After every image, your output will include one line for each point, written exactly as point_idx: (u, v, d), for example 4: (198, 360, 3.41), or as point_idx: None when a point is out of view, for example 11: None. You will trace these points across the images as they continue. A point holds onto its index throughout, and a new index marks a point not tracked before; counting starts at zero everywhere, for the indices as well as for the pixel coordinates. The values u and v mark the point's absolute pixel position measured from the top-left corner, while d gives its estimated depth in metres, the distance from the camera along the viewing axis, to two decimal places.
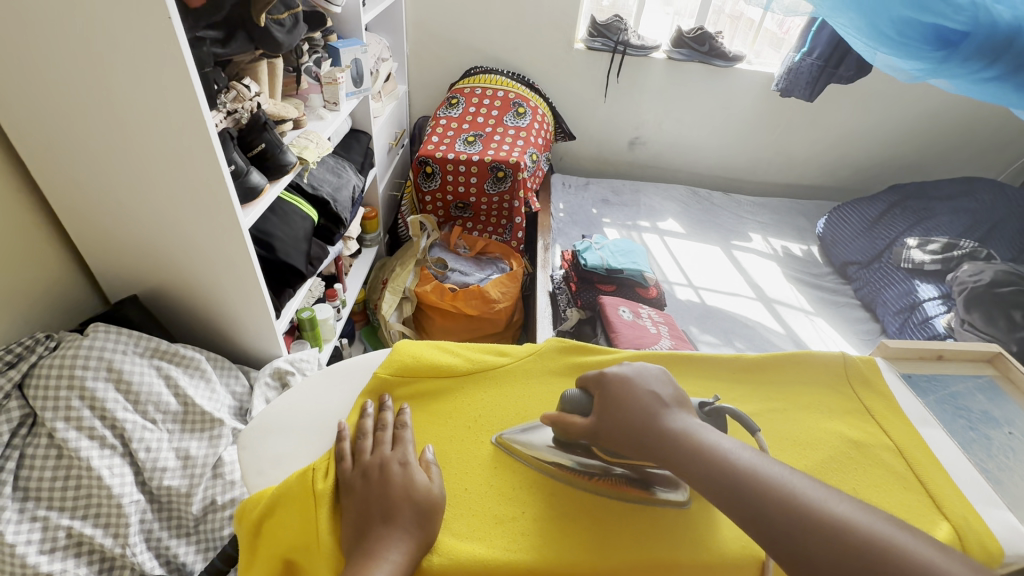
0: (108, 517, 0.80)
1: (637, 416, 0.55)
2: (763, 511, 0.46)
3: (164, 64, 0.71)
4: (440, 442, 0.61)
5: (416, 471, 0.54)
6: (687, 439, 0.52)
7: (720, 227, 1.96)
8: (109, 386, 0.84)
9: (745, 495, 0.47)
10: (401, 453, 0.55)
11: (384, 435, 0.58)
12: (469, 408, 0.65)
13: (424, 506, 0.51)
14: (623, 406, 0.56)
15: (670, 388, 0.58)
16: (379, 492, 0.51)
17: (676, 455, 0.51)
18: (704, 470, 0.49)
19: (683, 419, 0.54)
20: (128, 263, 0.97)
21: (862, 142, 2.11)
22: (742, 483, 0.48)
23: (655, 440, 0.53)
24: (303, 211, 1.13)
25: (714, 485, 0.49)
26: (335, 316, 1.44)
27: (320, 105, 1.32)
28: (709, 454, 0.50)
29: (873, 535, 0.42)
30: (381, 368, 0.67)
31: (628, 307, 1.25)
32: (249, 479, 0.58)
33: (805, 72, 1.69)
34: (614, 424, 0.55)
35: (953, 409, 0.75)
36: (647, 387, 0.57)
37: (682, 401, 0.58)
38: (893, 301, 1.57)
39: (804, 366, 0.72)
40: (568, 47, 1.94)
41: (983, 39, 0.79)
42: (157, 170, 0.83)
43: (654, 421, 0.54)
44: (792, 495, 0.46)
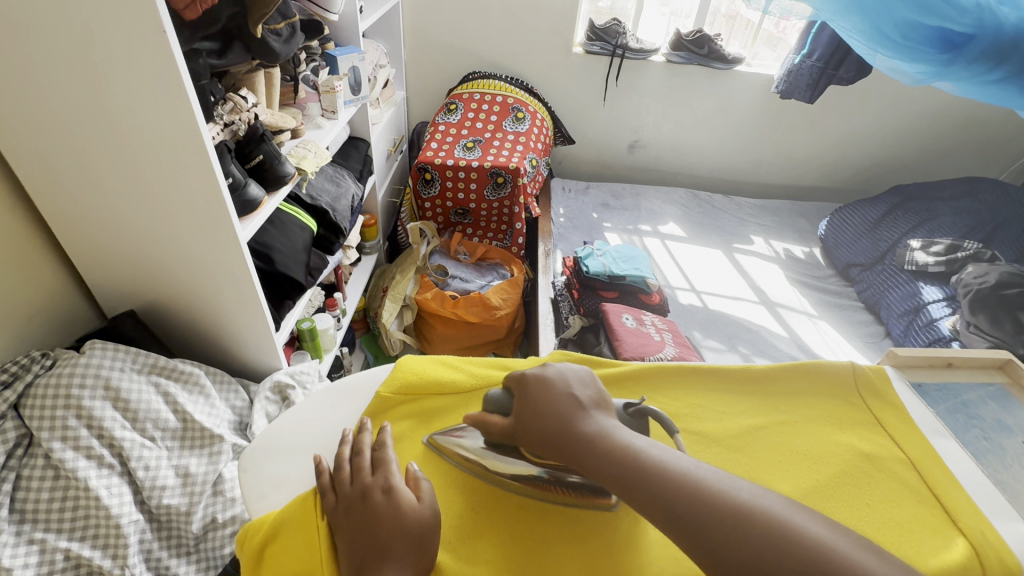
0: (107, 538, 0.78)
1: (553, 418, 0.54)
2: (668, 506, 0.45)
3: (159, 77, 0.70)
4: (434, 458, 0.60)
5: (403, 493, 0.51)
6: (599, 440, 0.51)
7: (721, 230, 1.95)
8: (107, 405, 0.83)
9: (652, 492, 0.46)
10: (384, 478, 0.52)
11: (363, 461, 0.54)
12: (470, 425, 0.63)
13: (417, 531, 0.48)
14: (541, 407, 0.55)
15: (591, 389, 0.57)
16: (367, 523, 0.48)
17: (592, 460, 0.50)
18: (614, 470, 0.48)
19: (598, 420, 0.53)
20: (125, 278, 0.95)
21: (862, 143, 2.10)
22: (650, 481, 0.46)
23: (569, 442, 0.52)
24: (302, 222, 1.11)
25: (623, 485, 0.47)
26: (335, 326, 1.43)
27: (318, 113, 1.29)
28: (620, 454, 0.49)
29: (776, 521, 0.41)
30: (384, 387, 0.65)
31: (632, 314, 1.23)
32: (250, 504, 0.55)
33: (805, 74, 1.68)
34: (532, 426, 0.54)
35: (965, 418, 0.74)
36: (565, 388, 0.56)
37: (604, 401, 0.57)
38: (897, 304, 1.56)
39: (815, 376, 0.71)
40: (567, 51, 1.93)
41: (988, 43, 0.79)
42: (152, 183, 0.81)
43: (569, 423, 0.53)
44: (705, 491, 0.44)
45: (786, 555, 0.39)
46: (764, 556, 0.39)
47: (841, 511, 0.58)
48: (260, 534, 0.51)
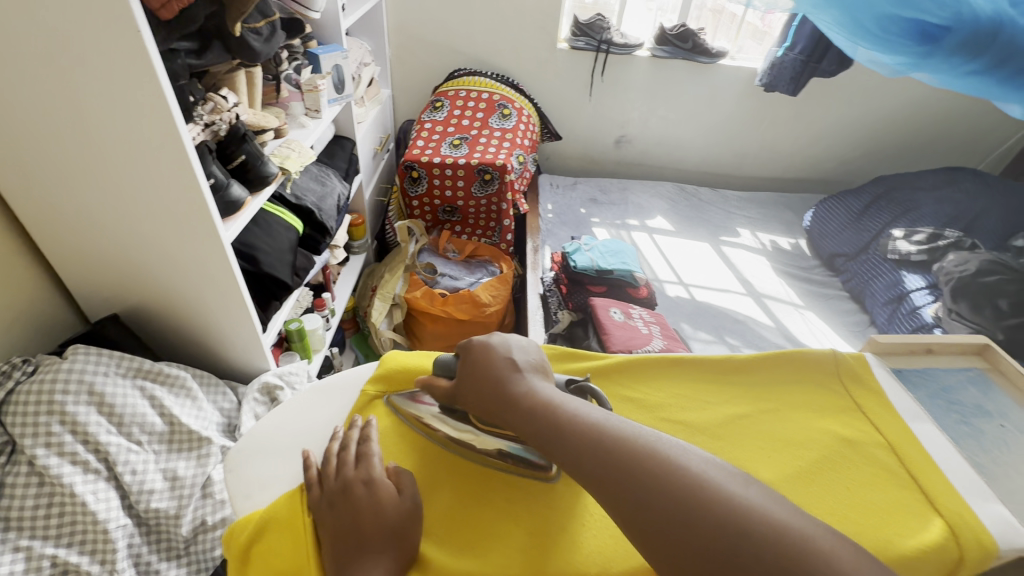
0: (95, 544, 0.78)
1: (489, 379, 0.56)
2: (581, 459, 0.47)
3: (135, 78, 0.69)
4: (419, 447, 0.59)
5: (385, 487, 0.51)
6: (528, 399, 0.52)
7: (708, 223, 1.97)
8: (91, 410, 0.82)
9: (569, 446, 0.48)
10: (365, 471, 0.52)
11: (348, 454, 0.54)
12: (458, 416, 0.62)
13: (398, 523, 0.49)
14: (479, 371, 0.57)
15: (532, 356, 0.58)
16: (349, 517, 0.49)
17: (520, 421, 0.52)
18: (537, 426, 0.51)
19: (530, 381, 0.55)
20: (108, 281, 0.94)
21: (845, 135, 2.12)
22: (569, 436, 0.49)
23: (500, 402, 0.54)
24: (287, 222, 1.11)
25: (545, 443, 0.50)
26: (324, 326, 1.43)
27: (302, 113, 1.28)
28: (546, 412, 0.51)
29: (678, 468, 0.44)
30: (368, 385, 0.65)
31: (619, 308, 1.24)
32: (236, 504, 0.54)
33: (788, 67, 1.70)
34: (469, 388, 0.57)
35: (946, 404, 0.73)
36: (505, 353, 0.57)
37: (544, 367, 0.58)
38: (881, 293, 1.59)
39: (797, 366, 0.72)
40: (552, 47, 1.94)
41: (968, 33, 0.80)
42: (132, 184, 0.80)
43: (502, 384, 0.55)
44: (617, 448, 0.46)
45: (678, 501, 0.42)
46: (660, 509, 0.42)
47: (821, 495, 0.59)
48: (248, 527, 0.50)
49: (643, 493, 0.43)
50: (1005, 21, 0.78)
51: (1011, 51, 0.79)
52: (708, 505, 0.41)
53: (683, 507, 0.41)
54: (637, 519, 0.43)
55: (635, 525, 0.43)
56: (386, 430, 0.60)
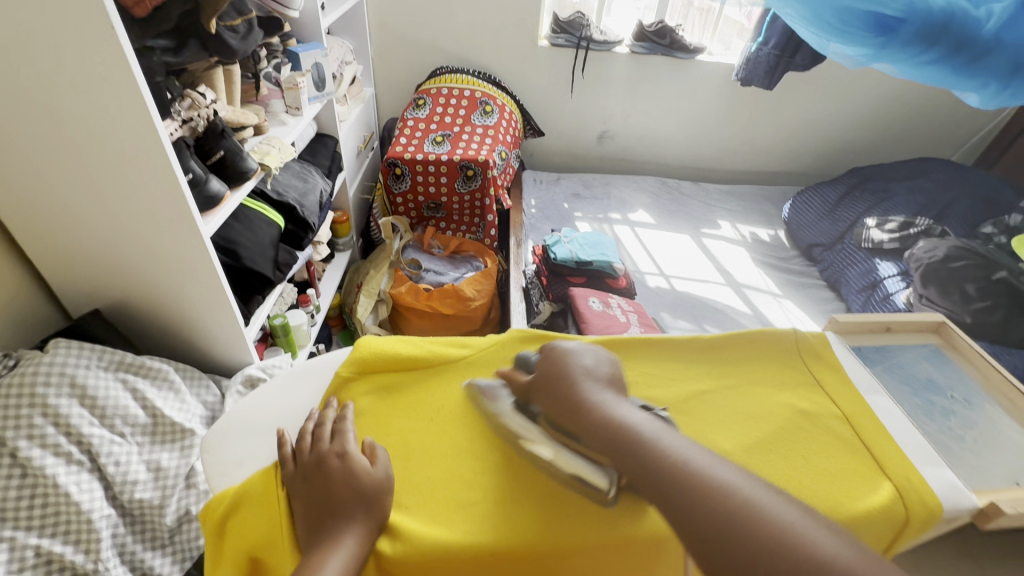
0: (79, 534, 0.79)
1: (563, 385, 0.57)
2: (651, 472, 0.47)
3: (112, 75, 0.70)
4: (388, 427, 0.61)
5: (358, 459, 0.53)
6: (600, 410, 0.53)
7: (689, 216, 2.00)
8: (73, 402, 0.83)
9: (641, 460, 0.48)
10: (340, 444, 0.55)
11: (323, 431, 0.57)
12: (431, 401, 0.64)
13: (371, 492, 0.51)
14: (553, 374, 0.59)
15: (607, 368, 0.60)
16: (322, 487, 0.51)
17: (589, 421, 0.53)
18: (608, 436, 0.51)
19: (605, 394, 0.56)
20: (88, 277, 0.95)
21: (822, 128, 2.16)
22: (640, 449, 0.49)
23: (571, 407, 0.54)
24: (268, 217, 1.12)
25: (611, 444, 0.50)
26: (308, 322, 1.44)
27: (282, 110, 1.30)
28: (616, 423, 0.52)
29: (746, 499, 0.43)
30: (342, 367, 0.66)
31: (598, 298, 1.27)
32: (212, 480, 0.56)
33: (763, 62, 1.73)
34: (544, 390, 0.58)
35: (900, 377, 0.77)
36: (581, 361, 0.59)
37: (620, 380, 0.59)
38: (855, 280, 1.63)
39: (757, 343, 0.75)
40: (533, 44, 1.96)
41: (921, 23, 0.83)
42: (111, 179, 0.81)
43: (576, 392, 0.56)
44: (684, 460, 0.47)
45: (750, 531, 0.41)
46: (719, 519, 0.43)
47: (777, 462, 0.62)
48: (224, 501, 0.52)
49: (713, 517, 0.43)
50: (955, 12, 0.81)
51: (963, 40, 0.82)
52: (776, 538, 0.40)
53: (753, 536, 0.41)
54: (703, 541, 0.42)
55: (701, 546, 0.43)
56: (361, 414, 0.62)
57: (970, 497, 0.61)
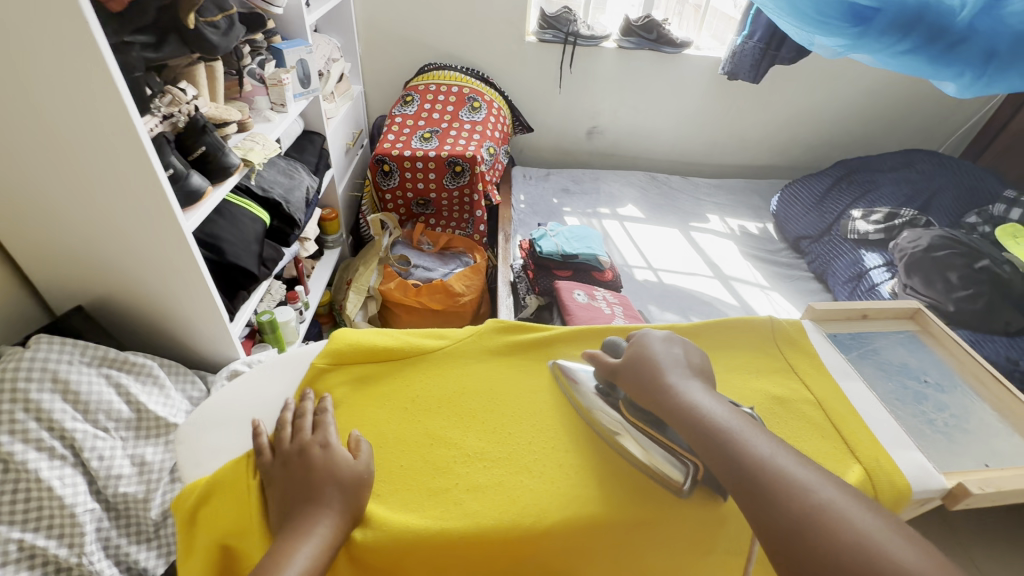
0: (62, 528, 0.79)
1: (650, 370, 0.59)
2: (734, 464, 0.48)
3: (86, 70, 0.70)
4: (368, 417, 0.61)
5: (339, 451, 0.54)
6: (686, 397, 0.54)
7: (678, 210, 2.01)
8: (55, 398, 0.83)
9: (724, 449, 0.49)
10: (322, 436, 0.55)
11: (304, 422, 0.57)
12: (407, 390, 0.64)
13: (350, 483, 0.51)
14: (640, 360, 0.60)
15: (696, 359, 0.61)
16: (300, 475, 0.51)
17: (670, 404, 0.54)
18: (693, 423, 0.52)
19: (694, 384, 0.57)
20: (71, 273, 0.95)
21: (809, 122, 2.17)
22: (722, 441, 0.50)
23: (659, 393, 0.56)
24: (253, 214, 1.13)
25: (694, 431, 0.52)
26: (296, 318, 1.45)
27: (267, 107, 1.30)
28: (701, 413, 0.53)
29: (829, 505, 0.43)
30: (317, 358, 0.66)
31: (583, 290, 1.27)
32: (184, 471, 0.55)
33: (748, 55, 1.74)
34: (632, 374, 0.60)
35: (876, 363, 0.78)
36: (668, 350, 0.61)
37: (707, 373, 0.61)
38: (842, 271, 1.64)
39: (732, 330, 0.76)
40: (520, 40, 1.97)
41: (895, 13, 0.87)
42: (89, 174, 0.81)
43: (663, 379, 0.57)
44: (765, 452, 0.48)
45: (829, 536, 0.41)
46: (797, 510, 0.43)
47: None
48: (198, 490, 0.52)
49: (791, 517, 0.43)
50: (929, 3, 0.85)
51: (938, 29, 0.87)
52: (855, 545, 0.40)
53: (830, 540, 0.41)
54: (778, 539, 0.43)
55: (775, 542, 0.43)
56: (340, 404, 0.62)
57: (940, 479, 0.61)
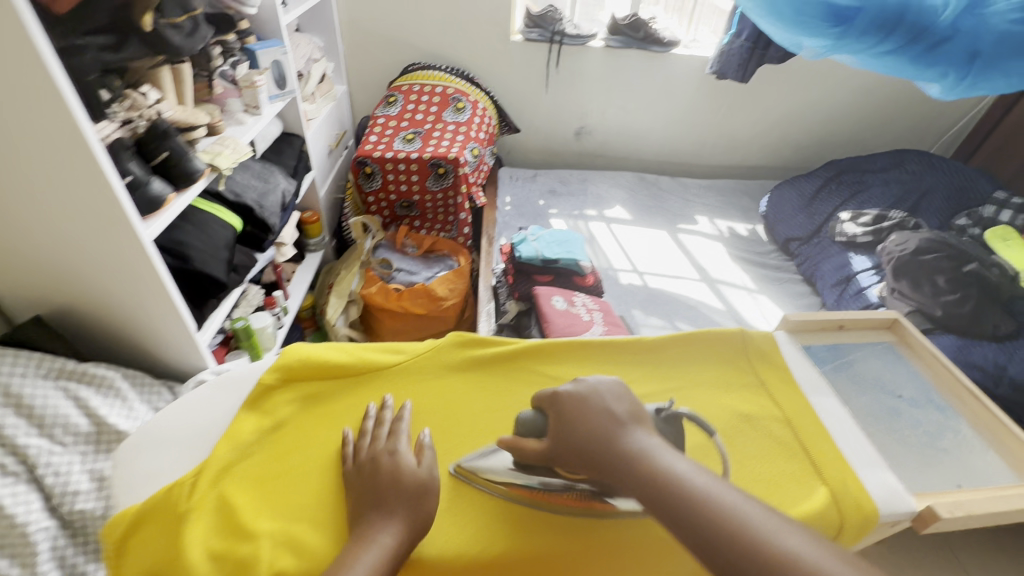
0: (16, 546, 0.78)
1: (590, 433, 0.53)
2: (709, 541, 0.44)
3: (25, 75, 0.66)
4: (440, 427, 0.62)
5: (406, 457, 0.54)
6: (639, 462, 0.50)
7: (666, 211, 1.98)
8: (8, 413, 0.82)
9: (693, 523, 0.45)
10: (392, 443, 0.55)
11: (380, 430, 0.57)
12: (348, 412, 0.61)
13: (415, 489, 0.51)
14: (576, 424, 0.54)
15: (626, 402, 0.56)
16: (371, 484, 0.51)
17: (628, 477, 0.49)
18: (653, 491, 0.48)
19: (642, 443, 0.51)
20: (32, 282, 0.93)
21: (800, 122, 2.14)
22: (691, 511, 0.46)
23: (608, 460, 0.51)
24: (223, 220, 1.10)
25: (662, 510, 0.47)
26: (274, 324, 1.42)
27: (240, 109, 1.28)
28: (665, 480, 0.48)
29: (818, 574, 0.40)
30: (266, 374, 0.62)
31: (563, 296, 1.25)
32: (117, 498, 0.54)
33: (736, 54, 1.71)
34: (568, 444, 0.53)
35: (849, 376, 0.75)
36: (603, 404, 0.55)
37: (641, 415, 0.55)
38: (829, 274, 1.61)
39: (702, 343, 0.73)
40: (506, 39, 1.93)
41: (876, 12, 0.83)
42: (39, 182, 0.78)
43: (610, 441, 0.52)
44: (741, 524, 0.44)
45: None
46: None
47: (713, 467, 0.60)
48: (129, 516, 0.50)
49: None
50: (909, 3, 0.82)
51: (920, 28, 0.84)
52: None
53: None
54: None
55: None
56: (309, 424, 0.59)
57: (909, 502, 0.59)
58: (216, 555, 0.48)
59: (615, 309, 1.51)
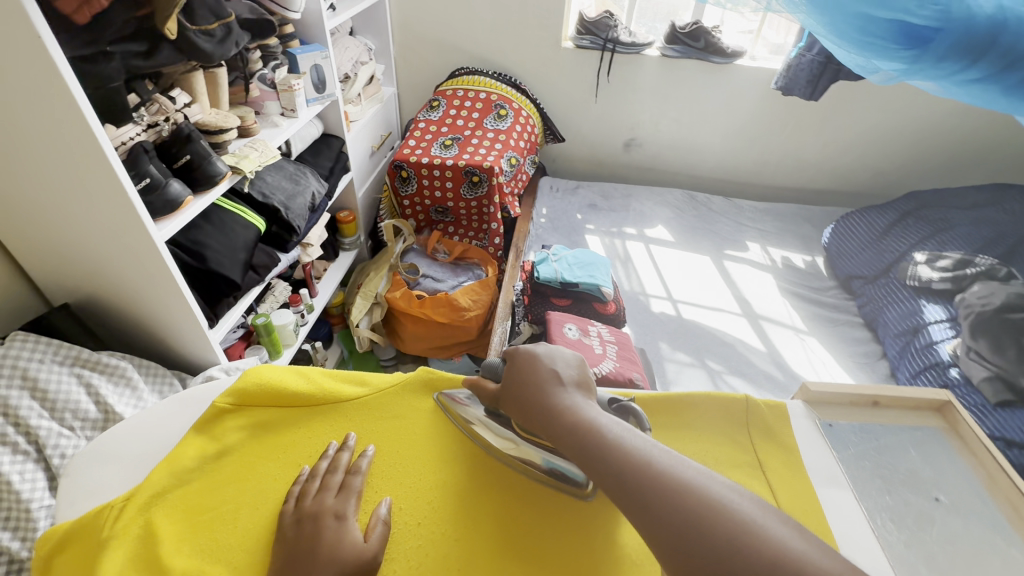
0: (17, 520, 0.81)
1: (532, 391, 0.56)
2: (616, 476, 0.45)
3: (46, 82, 0.69)
4: (399, 478, 0.58)
5: (351, 527, 0.52)
6: (570, 414, 0.52)
7: (715, 234, 1.83)
8: (24, 394, 0.86)
9: (606, 459, 0.47)
10: (340, 504, 0.54)
11: (332, 480, 0.56)
12: (297, 445, 0.61)
13: (350, 569, 0.48)
14: (524, 378, 0.58)
15: (575, 370, 0.58)
16: (309, 546, 0.49)
17: (554, 429, 0.52)
18: (579, 440, 0.49)
19: (579, 399, 0.54)
20: (66, 272, 0.98)
21: (881, 144, 1.91)
22: (602, 452, 0.48)
23: (541, 413, 0.54)
24: (246, 221, 1.12)
25: (580, 453, 0.49)
26: (297, 322, 1.45)
27: (276, 112, 1.31)
28: (585, 430, 0.50)
29: (716, 506, 0.41)
30: (221, 398, 0.64)
31: (576, 324, 1.18)
32: (56, 510, 0.57)
33: (805, 69, 1.54)
34: (513, 400, 0.57)
35: (873, 467, 0.65)
36: (549, 366, 0.58)
37: (588, 384, 0.57)
38: (894, 323, 1.42)
39: (693, 411, 0.65)
40: (556, 46, 1.87)
41: (959, 34, 0.66)
42: (65, 184, 0.82)
43: (544, 398, 0.55)
44: (648, 462, 0.45)
45: (716, 537, 0.39)
46: (684, 521, 0.40)
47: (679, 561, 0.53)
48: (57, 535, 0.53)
49: (676, 526, 0.40)
50: (1009, 21, 0.63)
51: (1018, 54, 0.64)
52: (750, 552, 0.38)
53: (715, 544, 0.39)
54: (669, 551, 0.40)
55: (665, 555, 0.40)
56: (261, 452, 0.60)
57: None
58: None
59: (640, 340, 1.41)
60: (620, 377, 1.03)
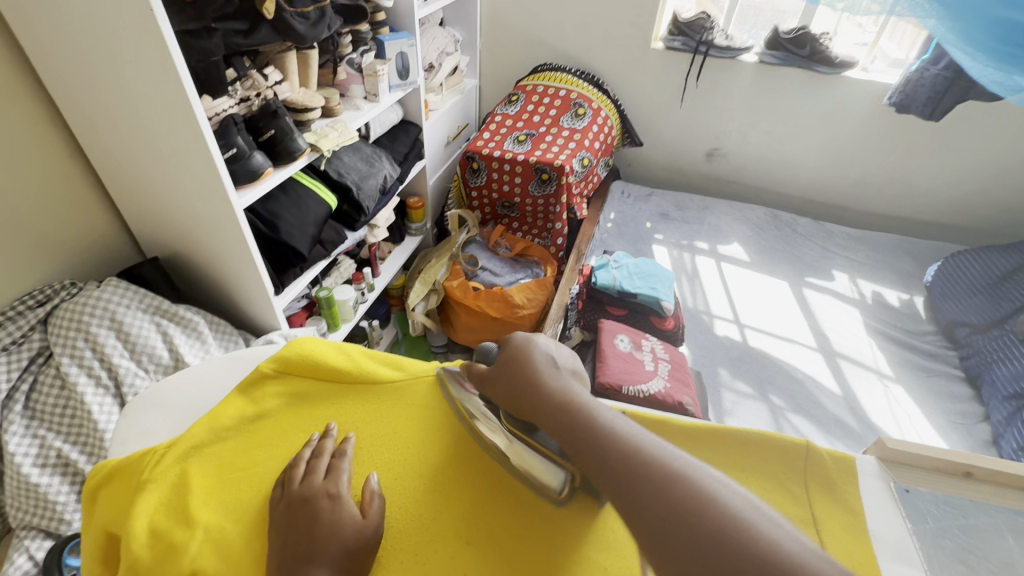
0: (92, 446, 0.91)
1: (520, 368, 0.53)
2: (604, 459, 0.42)
3: (155, 54, 0.75)
4: (389, 468, 0.58)
5: (349, 504, 0.52)
6: (559, 394, 0.49)
7: (796, 259, 1.69)
8: (110, 334, 0.95)
9: (594, 445, 0.44)
10: (333, 483, 0.54)
11: (319, 464, 0.56)
12: (327, 417, 0.64)
13: (353, 543, 0.49)
14: (514, 357, 0.55)
15: (570, 360, 0.56)
16: (306, 526, 0.50)
17: (541, 408, 0.49)
18: (566, 421, 0.47)
19: (574, 385, 0.51)
20: (159, 230, 1.08)
21: (1012, 176, 1.67)
22: (589, 435, 0.44)
23: (528, 392, 0.51)
24: (319, 196, 1.17)
25: (567, 435, 0.46)
26: (357, 298, 1.50)
27: (360, 95, 1.36)
28: (573, 410, 0.47)
29: (709, 494, 0.37)
30: (266, 362, 0.68)
31: (629, 337, 1.13)
32: (112, 447, 0.64)
33: (926, 85, 1.37)
34: (502, 377, 0.55)
35: (954, 548, 0.56)
36: (544, 348, 0.55)
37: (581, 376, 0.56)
38: (1004, 384, 1.23)
39: (722, 445, 0.60)
40: (646, 46, 1.80)
41: None
42: (164, 150, 0.90)
43: (534, 377, 0.52)
44: (637, 446, 0.42)
45: (705, 527, 0.35)
46: (671, 509, 0.37)
47: None
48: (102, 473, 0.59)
49: (665, 514, 0.37)
50: None
51: None
52: (744, 543, 0.34)
53: (704, 532, 0.35)
54: (654, 540, 0.37)
55: (649, 543, 0.37)
56: (293, 420, 0.64)
57: None
58: (155, 532, 0.52)
59: (696, 363, 1.33)
60: (668, 400, 0.98)
